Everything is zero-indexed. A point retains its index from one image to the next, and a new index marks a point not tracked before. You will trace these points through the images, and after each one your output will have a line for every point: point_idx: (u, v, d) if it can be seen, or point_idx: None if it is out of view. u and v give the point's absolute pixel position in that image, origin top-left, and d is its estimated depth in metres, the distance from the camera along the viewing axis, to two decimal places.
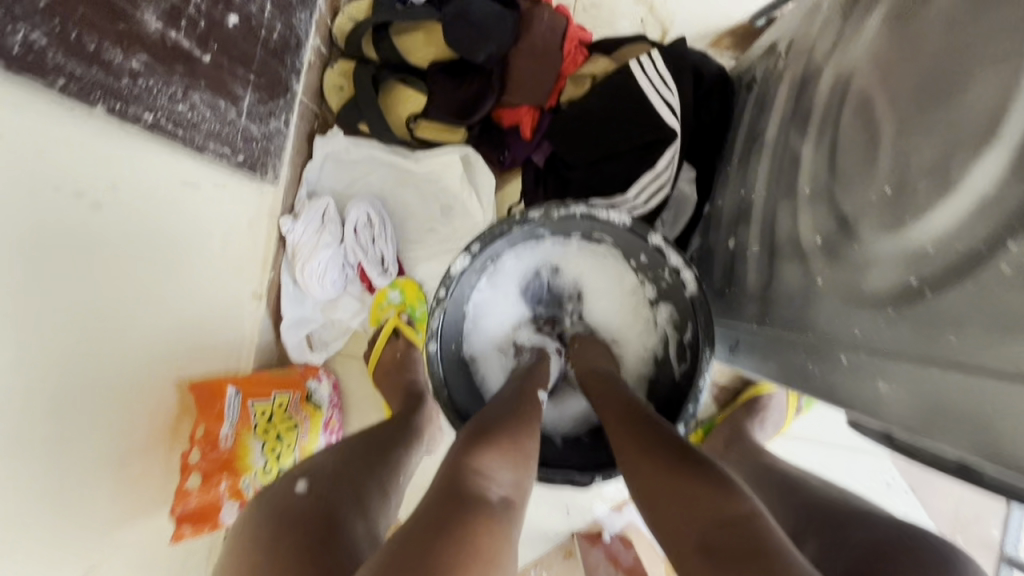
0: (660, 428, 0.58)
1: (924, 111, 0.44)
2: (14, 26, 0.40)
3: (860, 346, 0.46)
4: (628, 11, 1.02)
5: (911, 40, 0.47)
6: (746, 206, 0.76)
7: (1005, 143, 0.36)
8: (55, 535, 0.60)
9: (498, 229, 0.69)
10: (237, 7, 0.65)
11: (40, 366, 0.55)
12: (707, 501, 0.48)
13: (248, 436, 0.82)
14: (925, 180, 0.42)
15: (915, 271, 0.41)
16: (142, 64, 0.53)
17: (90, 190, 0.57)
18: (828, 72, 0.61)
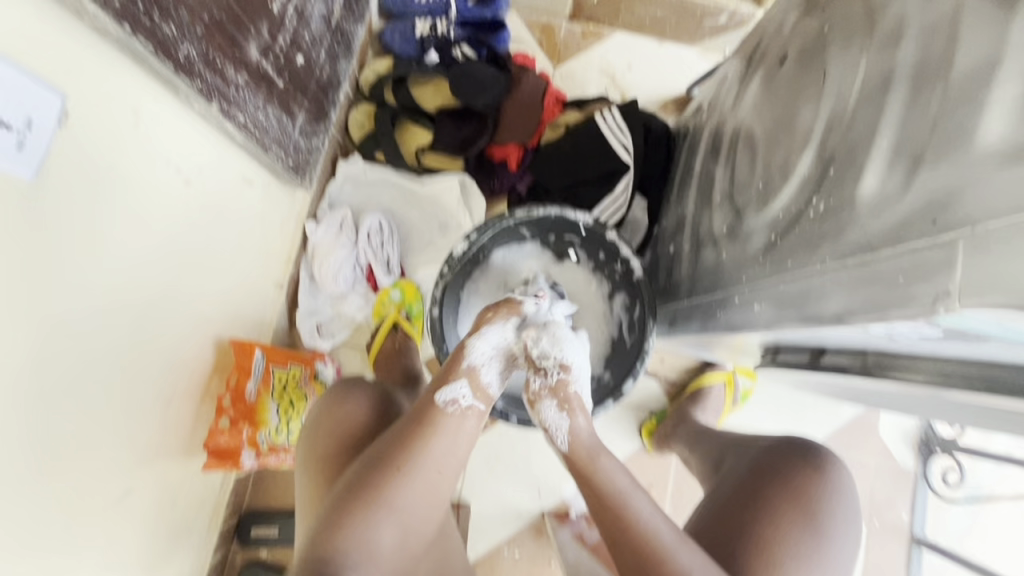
0: (624, 524, 0.60)
1: (778, 134, 0.67)
2: (183, 44, 0.60)
3: (744, 287, 0.66)
4: (595, 80, 1.30)
5: (772, 93, 0.71)
6: (682, 219, 0.98)
7: (811, 145, 0.58)
8: (108, 446, 0.73)
9: (493, 222, 0.90)
10: (304, 50, 0.87)
11: (114, 299, 0.69)
12: (623, 536, 0.60)
13: (267, 396, 0.96)
14: (777, 175, 0.64)
15: (772, 231, 0.63)
16: (245, 81, 0.73)
17: (186, 169, 0.75)
18: (730, 119, 0.85)
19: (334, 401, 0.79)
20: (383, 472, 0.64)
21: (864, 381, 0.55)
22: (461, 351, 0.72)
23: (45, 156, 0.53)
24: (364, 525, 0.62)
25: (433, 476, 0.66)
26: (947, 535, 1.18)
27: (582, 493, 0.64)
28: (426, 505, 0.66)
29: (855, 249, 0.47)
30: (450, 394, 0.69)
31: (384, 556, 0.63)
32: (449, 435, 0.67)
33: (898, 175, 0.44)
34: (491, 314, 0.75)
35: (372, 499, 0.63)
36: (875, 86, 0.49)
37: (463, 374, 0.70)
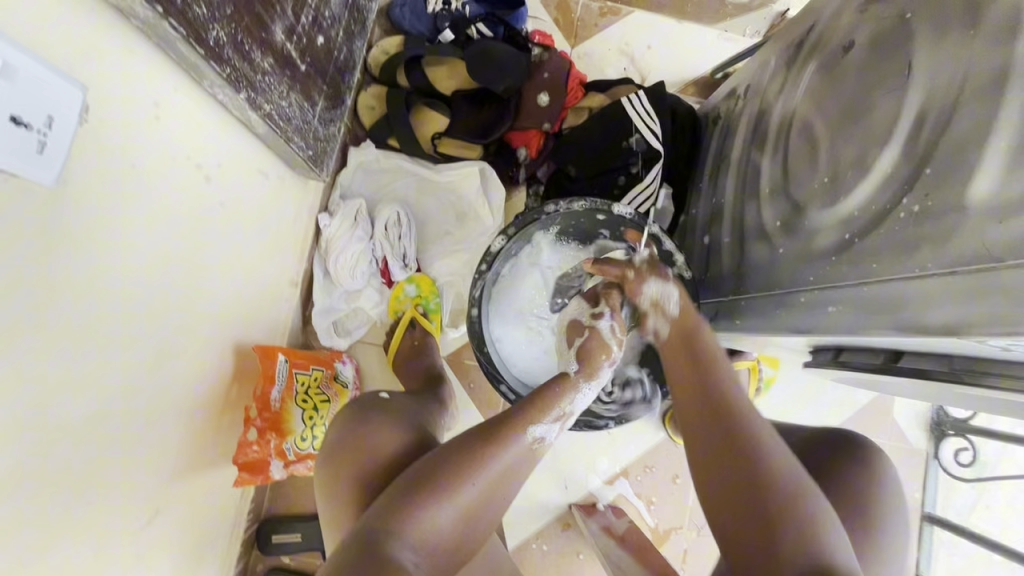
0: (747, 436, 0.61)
1: (844, 126, 0.64)
2: (213, 26, 0.54)
3: (811, 287, 0.65)
4: (614, 61, 1.25)
5: (834, 82, 0.68)
6: (717, 209, 0.95)
7: (894, 141, 0.56)
8: (134, 470, 0.67)
9: (530, 217, 0.85)
10: (323, 30, 0.80)
11: (131, 316, 0.62)
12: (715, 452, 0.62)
13: (291, 403, 0.92)
14: (847, 170, 0.62)
15: (846, 230, 0.61)
16: (270, 65, 0.66)
17: (206, 165, 0.68)
18: (777, 106, 0.82)
19: (352, 421, 0.72)
20: (446, 468, 0.58)
21: (946, 385, 0.54)
22: (569, 385, 0.70)
23: (65, 158, 0.47)
24: (431, 505, 0.56)
25: (495, 487, 0.61)
26: (955, 510, 1.22)
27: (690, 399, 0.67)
28: (485, 507, 0.60)
29: (968, 258, 0.45)
30: (541, 426, 0.66)
31: (440, 545, 0.56)
32: (518, 453, 0.63)
33: (1021, 180, 0.42)
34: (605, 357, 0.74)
35: (441, 490, 0.57)
36: (984, 82, 0.46)
37: (558, 416, 0.68)
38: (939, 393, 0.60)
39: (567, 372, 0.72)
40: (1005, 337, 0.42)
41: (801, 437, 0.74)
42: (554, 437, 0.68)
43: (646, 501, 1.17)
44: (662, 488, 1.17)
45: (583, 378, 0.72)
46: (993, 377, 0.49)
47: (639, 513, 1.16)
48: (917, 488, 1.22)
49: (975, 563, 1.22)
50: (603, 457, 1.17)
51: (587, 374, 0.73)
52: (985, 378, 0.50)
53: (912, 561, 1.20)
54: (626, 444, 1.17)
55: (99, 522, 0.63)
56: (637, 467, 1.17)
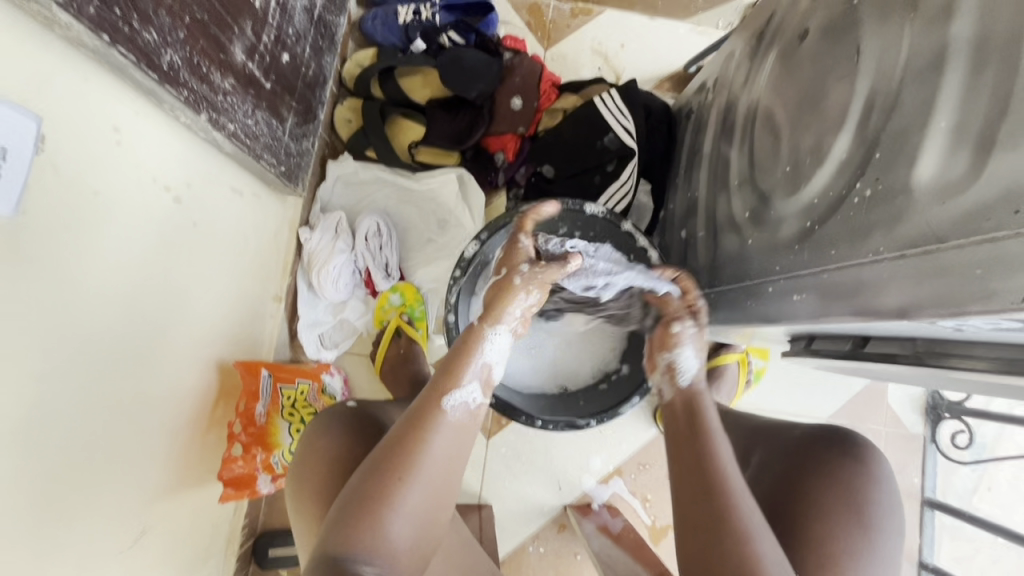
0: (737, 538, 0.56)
1: (802, 114, 0.64)
2: (166, 51, 0.55)
3: (778, 277, 0.64)
4: (588, 61, 1.25)
5: (792, 72, 0.68)
6: (692, 203, 0.96)
7: (847, 127, 0.56)
8: (117, 489, 0.68)
9: (503, 220, 0.85)
10: (288, 47, 0.81)
11: (103, 337, 0.63)
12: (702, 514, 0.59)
13: (277, 417, 0.93)
14: (806, 158, 0.62)
15: (807, 217, 0.60)
16: (231, 85, 0.67)
17: (174, 186, 0.69)
18: (743, 97, 0.82)
19: (316, 432, 0.73)
20: (382, 477, 0.57)
21: (911, 369, 0.54)
22: (470, 344, 0.67)
23: (23, 188, 0.48)
24: (381, 514, 0.56)
25: (437, 486, 0.60)
26: (956, 494, 1.21)
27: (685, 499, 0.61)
28: (434, 508, 0.60)
29: (918, 239, 0.44)
30: (459, 396, 0.63)
31: (399, 553, 0.57)
32: (447, 437, 0.61)
33: (961, 160, 0.42)
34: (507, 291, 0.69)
35: (385, 498, 0.57)
36: (925, 64, 0.47)
37: (473, 372, 0.65)
38: (908, 376, 0.60)
39: (471, 325, 0.69)
40: (954, 317, 0.42)
41: (797, 432, 0.73)
42: (483, 400, 0.65)
43: (641, 498, 1.16)
44: (656, 484, 1.17)
45: (485, 322, 0.68)
46: (951, 357, 0.49)
47: (634, 511, 1.16)
48: (916, 474, 1.21)
49: (980, 546, 1.21)
50: (596, 456, 1.17)
51: (491, 315, 0.68)
52: (949, 359, 0.49)
53: (914, 547, 1.19)
54: (618, 443, 1.17)
55: (83, 543, 0.63)
56: (631, 465, 1.17)
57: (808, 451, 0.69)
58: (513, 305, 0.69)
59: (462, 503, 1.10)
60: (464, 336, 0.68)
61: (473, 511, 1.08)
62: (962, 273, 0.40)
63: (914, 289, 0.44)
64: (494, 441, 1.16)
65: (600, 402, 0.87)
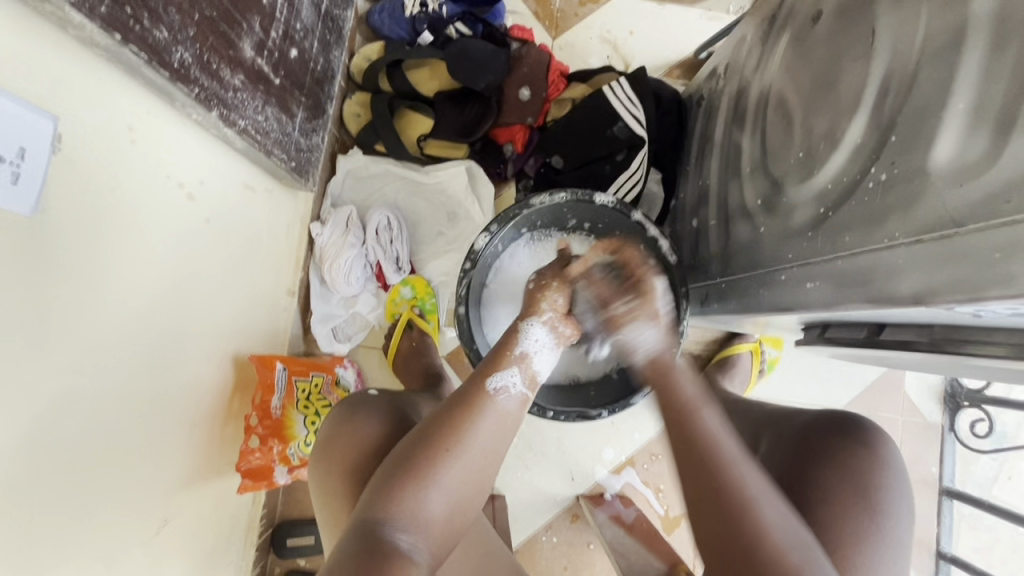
0: (745, 519, 0.54)
1: (816, 98, 0.63)
2: (177, 48, 0.55)
3: (792, 264, 0.64)
4: (597, 50, 1.24)
5: (805, 55, 0.67)
6: (703, 191, 0.95)
7: (862, 111, 0.55)
8: (139, 481, 0.70)
9: (512, 212, 0.85)
10: (296, 43, 0.82)
11: (123, 332, 0.64)
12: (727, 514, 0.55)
13: (292, 410, 0.95)
14: (820, 144, 0.61)
15: (821, 203, 0.59)
16: (241, 82, 0.68)
17: (187, 183, 0.70)
18: (754, 82, 0.81)
19: (345, 418, 0.74)
20: (423, 452, 0.58)
21: (928, 356, 0.54)
22: (513, 335, 0.69)
23: (41, 188, 0.49)
24: (421, 486, 0.57)
25: (478, 467, 0.60)
26: (976, 483, 1.19)
27: (689, 488, 0.57)
28: (472, 488, 0.60)
29: (935, 224, 0.43)
30: (501, 381, 0.64)
31: (435, 526, 0.57)
32: (493, 418, 0.62)
33: (980, 142, 0.41)
34: (540, 294, 0.73)
35: (426, 471, 0.57)
36: (942, 44, 0.45)
37: (514, 361, 0.67)
38: (924, 362, 0.60)
39: (513, 323, 0.71)
40: (972, 303, 0.41)
41: (808, 416, 0.74)
42: (525, 388, 0.66)
43: (654, 488, 1.16)
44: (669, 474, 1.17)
45: (523, 318, 0.71)
46: (969, 344, 0.48)
47: (647, 501, 1.16)
48: (934, 462, 1.20)
49: (1000, 535, 1.19)
50: (609, 447, 1.17)
51: (529, 312, 0.71)
52: (967, 346, 0.49)
53: (932, 536, 1.18)
54: (630, 433, 1.17)
55: (107, 533, 0.65)
56: (643, 455, 1.17)
57: (815, 437, 0.69)
58: (548, 302, 0.72)
59: None
60: (508, 332, 0.70)
61: (487, 502, 1.09)
62: (979, 258, 0.39)
63: (930, 275, 0.43)
64: None
65: (613, 391, 0.87)
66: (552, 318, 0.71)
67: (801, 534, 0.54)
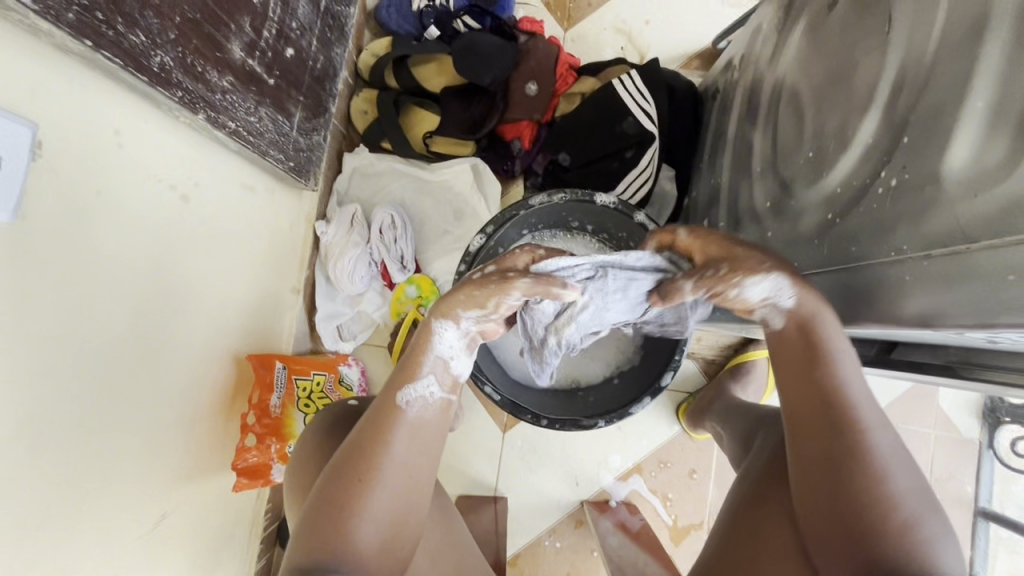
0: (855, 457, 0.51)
1: (829, 92, 0.58)
2: (156, 52, 0.56)
3: (796, 274, 0.59)
4: (610, 41, 1.19)
5: (819, 44, 0.62)
6: (715, 192, 0.89)
7: (874, 108, 0.49)
8: (137, 477, 0.71)
9: (508, 213, 0.82)
10: (293, 42, 0.81)
11: (117, 332, 0.65)
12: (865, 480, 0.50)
13: (292, 408, 0.98)
14: (831, 143, 0.56)
15: (829, 209, 0.55)
16: (230, 83, 0.68)
17: (180, 185, 0.70)
18: (768, 74, 0.75)
19: (305, 436, 0.72)
20: (341, 486, 0.56)
21: (941, 380, 0.49)
22: (424, 337, 0.63)
23: (20, 193, 0.49)
24: (344, 520, 0.55)
25: (407, 485, 0.59)
26: (1016, 504, 1.12)
27: (808, 449, 0.54)
28: (407, 506, 0.58)
29: (945, 237, 0.39)
30: (416, 392, 0.61)
31: (372, 559, 0.55)
32: (407, 433, 0.60)
33: (1000, 147, 0.36)
34: (461, 300, 0.62)
35: (348, 506, 0.55)
36: (963, 33, 0.40)
37: (429, 369, 0.62)
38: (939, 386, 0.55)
39: (427, 317, 0.64)
40: (983, 329, 0.36)
41: None
42: (444, 394, 0.63)
43: (661, 497, 1.13)
44: (678, 483, 1.13)
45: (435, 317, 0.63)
46: (987, 371, 0.43)
47: (654, 510, 1.12)
48: (969, 481, 1.11)
49: None
50: (615, 452, 1.14)
51: (444, 311, 0.63)
52: (985, 373, 0.44)
53: (965, 561, 1.10)
54: (637, 439, 1.14)
55: (105, 528, 0.67)
56: (651, 463, 1.14)
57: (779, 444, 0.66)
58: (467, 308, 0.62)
59: (478, 496, 1.10)
60: (421, 330, 0.64)
61: (489, 505, 1.08)
62: (992, 278, 0.35)
63: (940, 294, 0.39)
64: (510, 436, 1.15)
65: (610, 401, 0.84)
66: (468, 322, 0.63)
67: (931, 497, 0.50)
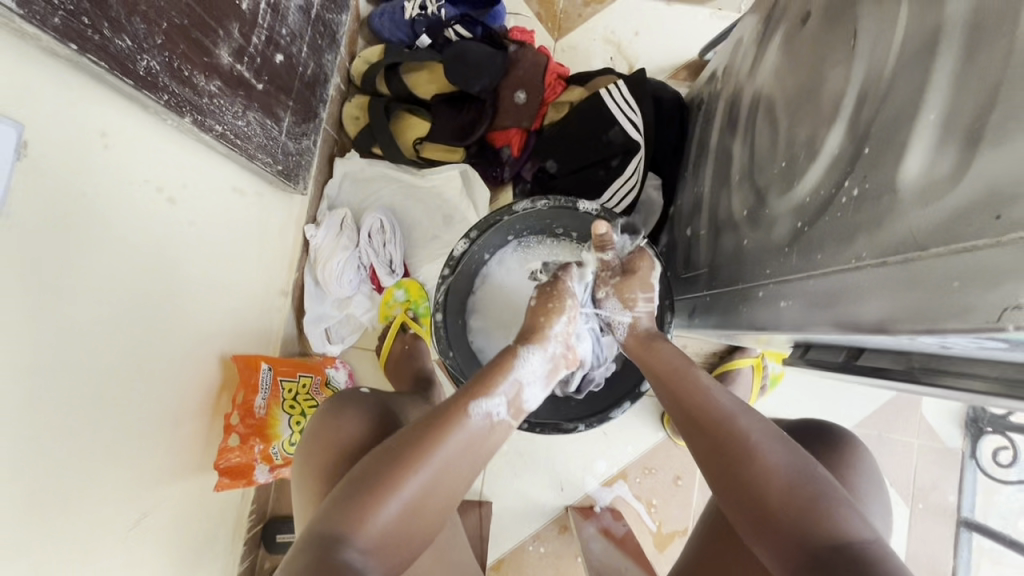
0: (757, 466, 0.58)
1: (800, 104, 0.59)
2: (142, 56, 0.57)
3: (768, 281, 0.60)
4: (599, 51, 1.21)
5: (793, 58, 0.63)
6: (698, 200, 0.90)
7: (840, 120, 0.51)
8: (119, 475, 0.72)
9: (493, 218, 0.83)
10: (282, 48, 0.83)
11: (102, 330, 0.66)
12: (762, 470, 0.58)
13: (277, 409, 0.98)
14: (801, 154, 0.57)
15: (798, 218, 0.56)
16: (217, 88, 0.70)
17: (167, 187, 0.72)
18: (748, 86, 0.77)
19: (329, 416, 0.73)
20: (390, 462, 0.58)
21: (904, 385, 0.50)
22: (510, 357, 0.67)
23: (5, 191, 0.50)
24: (386, 490, 0.57)
25: (444, 481, 0.60)
26: (999, 514, 1.12)
27: (702, 447, 0.63)
28: (438, 501, 0.60)
29: (900, 244, 0.40)
30: (488, 405, 0.63)
31: (391, 541, 0.57)
32: (466, 438, 0.61)
33: (948, 158, 0.37)
34: (545, 321, 0.72)
35: (394, 482, 0.57)
36: (918, 48, 0.42)
37: (505, 389, 0.65)
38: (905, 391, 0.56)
39: (517, 342, 0.70)
40: (933, 333, 0.38)
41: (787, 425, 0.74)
42: (507, 415, 0.65)
43: (646, 503, 1.13)
44: (663, 489, 1.14)
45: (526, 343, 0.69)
46: (947, 376, 0.45)
47: (639, 516, 1.13)
48: (952, 491, 1.12)
49: None
50: (600, 458, 1.15)
51: (532, 339, 0.70)
52: (945, 378, 0.45)
53: (948, 571, 1.10)
54: (623, 445, 1.14)
55: (86, 526, 0.67)
56: (636, 469, 1.14)
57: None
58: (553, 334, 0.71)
59: (463, 500, 1.10)
60: (505, 351, 0.68)
61: (473, 509, 1.08)
62: (938, 284, 0.36)
63: (895, 299, 0.40)
64: None
65: (595, 405, 0.84)
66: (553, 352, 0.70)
67: (810, 467, 0.58)
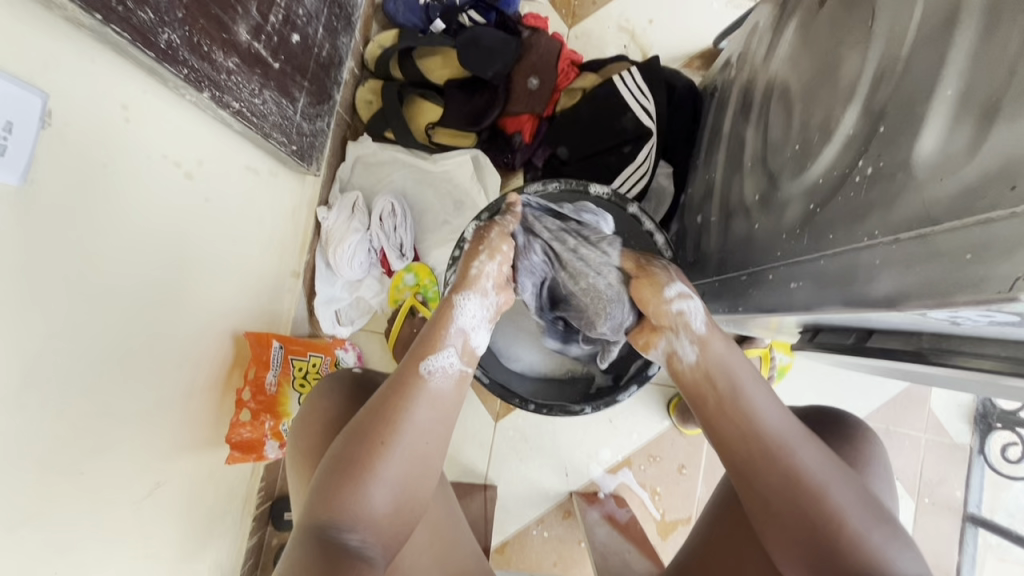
0: (778, 460, 0.58)
1: (817, 86, 0.59)
2: (163, 29, 0.58)
3: (779, 263, 0.61)
4: (613, 39, 1.20)
5: (810, 40, 0.63)
6: (710, 187, 0.90)
7: (856, 99, 0.50)
8: (134, 443, 0.73)
9: (503, 200, 0.84)
10: (298, 28, 0.84)
11: (120, 300, 0.67)
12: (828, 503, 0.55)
13: (287, 387, 1.00)
14: (816, 135, 0.57)
15: (811, 199, 0.56)
16: (235, 65, 0.71)
17: (185, 162, 0.73)
18: (762, 71, 0.77)
19: (312, 398, 0.72)
20: (362, 446, 0.57)
21: (912, 366, 0.51)
22: (448, 311, 0.65)
23: (30, 158, 0.51)
24: (361, 487, 0.55)
25: (415, 459, 0.59)
26: (1006, 512, 1.12)
27: (761, 497, 0.58)
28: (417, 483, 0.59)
29: (912, 221, 0.40)
30: (438, 362, 0.62)
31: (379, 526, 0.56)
32: (426, 400, 0.60)
33: (965, 132, 0.37)
34: (477, 265, 0.66)
35: (365, 467, 0.56)
36: (937, 24, 0.41)
37: (450, 342, 0.64)
38: (916, 374, 0.56)
39: (444, 295, 0.67)
40: (943, 308, 0.38)
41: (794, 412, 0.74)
42: (461, 365, 0.64)
43: (650, 490, 1.14)
44: (667, 478, 1.14)
45: (459, 293, 0.66)
46: (960, 354, 0.45)
47: (642, 503, 1.13)
48: (959, 487, 1.11)
49: None
50: (605, 446, 1.15)
51: (465, 284, 0.67)
52: (957, 357, 0.45)
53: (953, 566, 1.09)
54: (628, 433, 1.15)
55: (102, 492, 0.69)
56: (641, 457, 1.15)
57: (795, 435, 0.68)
58: (486, 272, 0.67)
59: (469, 483, 1.11)
60: (438, 308, 0.66)
61: (479, 491, 1.09)
62: (951, 258, 0.36)
63: (906, 274, 0.40)
64: (502, 425, 1.16)
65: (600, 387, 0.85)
66: (491, 289, 0.67)
67: (867, 500, 0.56)
